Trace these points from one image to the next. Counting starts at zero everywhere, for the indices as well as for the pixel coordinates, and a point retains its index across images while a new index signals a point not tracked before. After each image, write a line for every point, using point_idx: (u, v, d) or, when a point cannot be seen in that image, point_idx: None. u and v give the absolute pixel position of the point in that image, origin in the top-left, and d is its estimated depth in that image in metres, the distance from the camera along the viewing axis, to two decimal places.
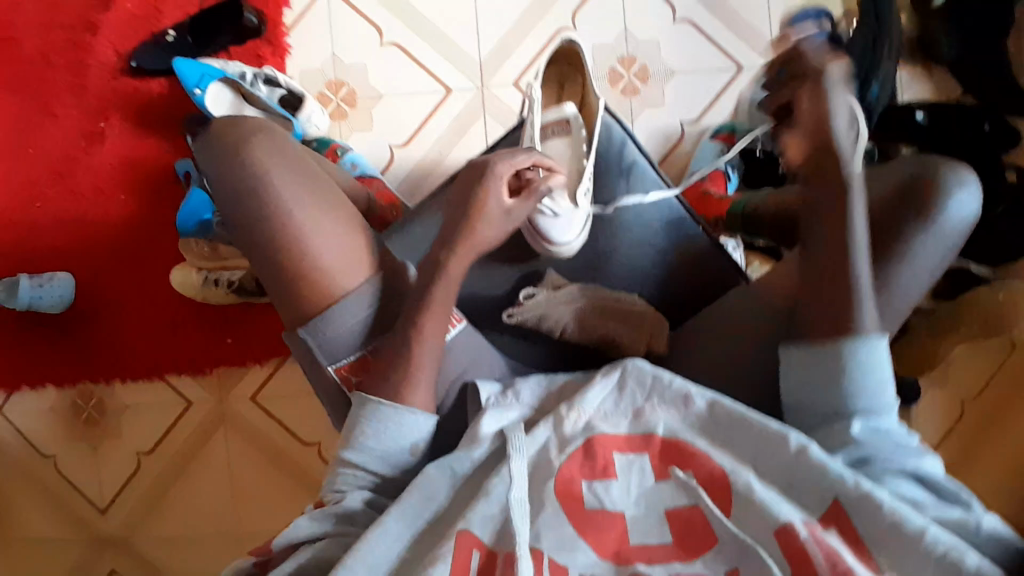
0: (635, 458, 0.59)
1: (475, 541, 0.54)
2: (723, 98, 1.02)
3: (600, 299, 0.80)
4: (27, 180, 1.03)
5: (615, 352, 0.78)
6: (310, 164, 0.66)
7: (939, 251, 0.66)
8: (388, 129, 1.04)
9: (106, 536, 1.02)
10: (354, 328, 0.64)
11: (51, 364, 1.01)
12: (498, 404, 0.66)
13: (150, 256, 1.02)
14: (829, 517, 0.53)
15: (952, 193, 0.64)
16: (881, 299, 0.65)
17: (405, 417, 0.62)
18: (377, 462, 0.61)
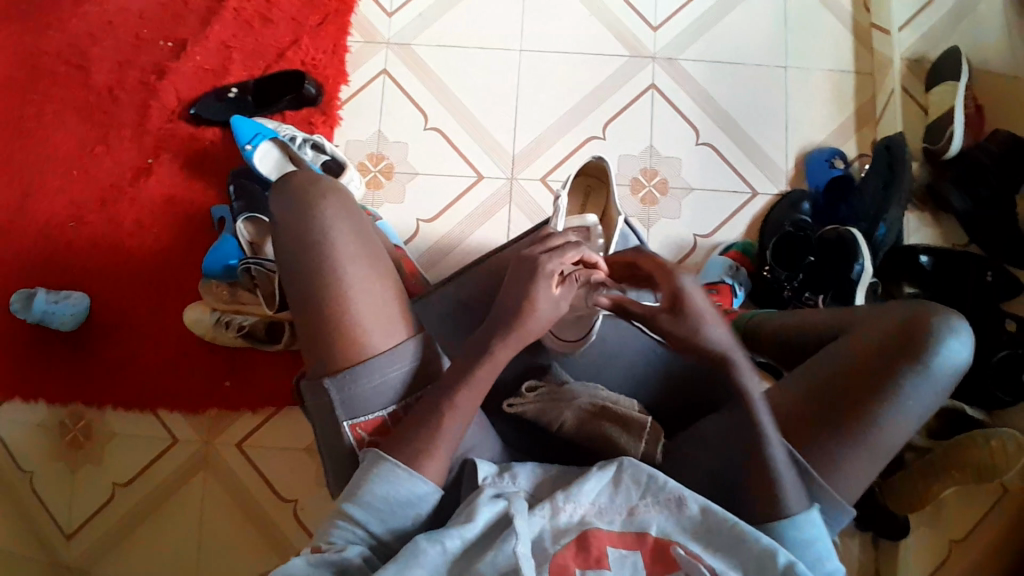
0: (626, 554, 0.61)
1: None
2: (737, 218, 1.08)
3: (600, 395, 0.77)
4: (68, 201, 1.07)
5: (610, 452, 0.74)
6: (370, 229, 0.73)
7: (930, 396, 0.69)
8: (418, 204, 1.09)
9: (63, 565, 0.97)
10: (381, 389, 0.68)
11: (50, 380, 1.02)
12: (495, 485, 0.66)
13: (169, 288, 1.05)
14: None
15: (945, 339, 0.69)
16: (871, 436, 0.67)
17: (415, 485, 0.64)
18: (378, 522, 0.63)
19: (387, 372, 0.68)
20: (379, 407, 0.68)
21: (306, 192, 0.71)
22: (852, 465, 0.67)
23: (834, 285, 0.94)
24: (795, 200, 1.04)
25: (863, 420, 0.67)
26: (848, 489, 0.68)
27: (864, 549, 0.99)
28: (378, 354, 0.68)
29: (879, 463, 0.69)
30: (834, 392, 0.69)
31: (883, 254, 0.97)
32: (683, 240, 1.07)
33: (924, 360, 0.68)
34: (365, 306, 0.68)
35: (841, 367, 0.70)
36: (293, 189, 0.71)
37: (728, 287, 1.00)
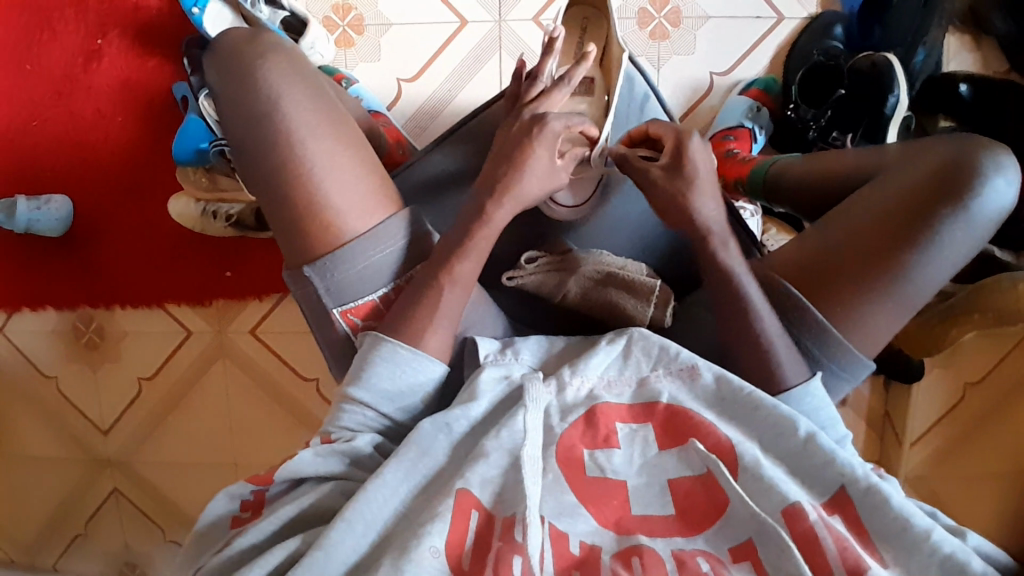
0: (638, 428, 0.58)
1: (474, 502, 0.52)
2: (758, 52, 0.95)
3: (603, 259, 0.72)
4: (21, 94, 0.99)
5: (621, 320, 0.71)
6: (327, 89, 0.65)
7: (968, 243, 0.62)
8: (397, 61, 0.98)
9: (108, 455, 1.04)
10: (371, 270, 0.63)
11: (53, 288, 1.01)
12: (497, 361, 0.64)
13: (149, 182, 1.00)
14: (834, 504, 0.54)
15: (990, 177, 0.61)
16: (896, 287, 0.62)
17: (422, 365, 0.60)
18: (387, 404, 0.59)
19: (377, 249, 0.63)
20: (370, 291, 0.64)
21: (242, 57, 0.62)
22: (874, 319, 0.63)
23: (865, 121, 0.84)
24: (826, 23, 0.90)
25: (888, 271, 0.62)
26: (868, 343, 0.64)
27: (875, 394, 0.99)
28: (357, 237, 0.62)
29: (906, 316, 0.64)
30: (862, 242, 0.63)
31: (919, 85, 0.86)
32: (697, 81, 0.95)
33: (965, 202, 0.60)
34: (331, 178, 0.61)
35: (868, 214, 0.63)
36: (229, 58, 0.63)
37: (747, 131, 0.91)
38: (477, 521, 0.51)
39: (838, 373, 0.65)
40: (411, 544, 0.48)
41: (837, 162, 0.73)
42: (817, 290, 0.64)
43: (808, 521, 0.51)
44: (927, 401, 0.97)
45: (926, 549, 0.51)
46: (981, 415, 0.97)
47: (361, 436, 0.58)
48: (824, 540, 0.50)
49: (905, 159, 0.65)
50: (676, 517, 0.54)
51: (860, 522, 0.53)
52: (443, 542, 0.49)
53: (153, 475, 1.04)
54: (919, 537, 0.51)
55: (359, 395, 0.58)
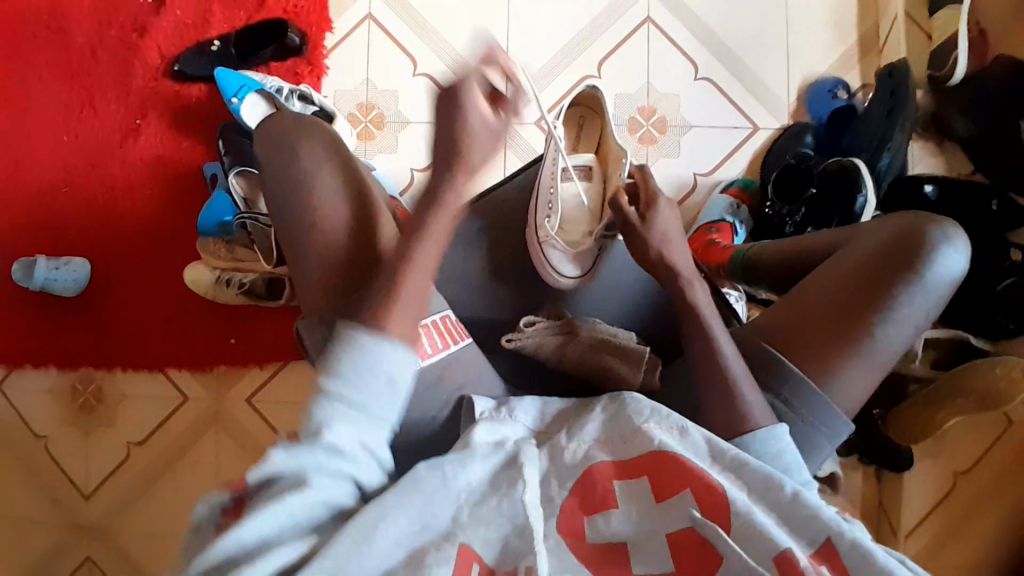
0: (633, 482, 0.54)
1: (475, 556, 0.49)
2: (737, 155, 1.06)
3: (598, 329, 0.75)
4: (61, 167, 1.07)
5: (611, 382, 0.74)
6: (351, 157, 0.71)
7: (926, 308, 0.67)
8: (412, 153, 1.08)
9: (85, 522, 1.01)
10: None
11: (58, 349, 1.04)
12: (492, 418, 0.62)
13: (169, 250, 1.06)
14: (821, 554, 0.50)
15: (941, 248, 0.67)
16: (863, 347, 0.66)
17: (387, 351, 0.52)
18: (365, 399, 0.51)
19: None
20: None
21: (281, 130, 0.70)
22: (848, 376, 0.67)
23: (836, 216, 0.92)
24: (799, 131, 1.02)
25: (856, 330, 0.66)
26: (845, 399, 0.68)
27: (866, 482, 0.99)
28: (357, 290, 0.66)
29: (878, 375, 0.68)
30: (828, 305, 0.68)
31: (887, 183, 0.96)
32: (682, 180, 1.05)
33: (921, 269, 0.67)
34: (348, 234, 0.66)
35: (835, 279, 0.69)
36: (272, 134, 0.71)
37: (728, 225, 0.99)
38: (478, 575, 0.49)
39: (821, 428, 0.68)
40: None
41: (811, 241, 0.79)
42: (794, 347, 0.68)
43: (799, 567, 0.47)
44: (920, 490, 0.97)
45: None
46: (976, 508, 0.97)
47: (338, 429, 0.50)
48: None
49: (864, 234, 0.72)
50: None
51: (850, 575, 0.49)
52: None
53: (127, 547, 1.01)
54: None
55: (334, 385, 0.50)
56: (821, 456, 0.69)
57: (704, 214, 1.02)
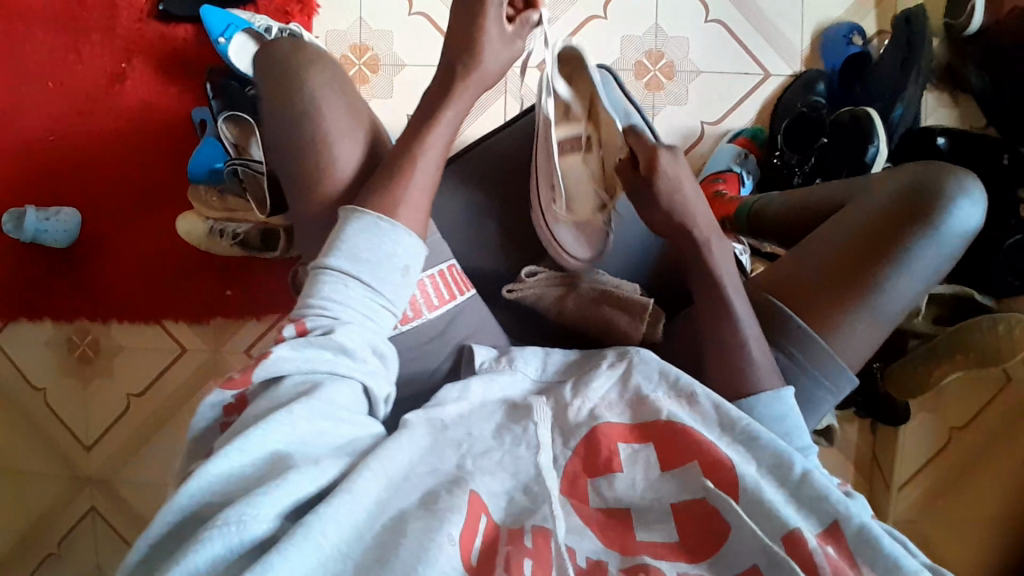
0: (639, 448, 0.53)
1: (484, 507, 0.47)
2: (748, 102, 1.02)
3: (602, 279, 0.74)
4: (43, 112, 1.02)
5: (613, 337, 0.72)
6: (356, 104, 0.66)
7: (937, 260, 0.65)
8: (408, 98, 1.03)
9: (88, 474, 1.02)
10: None
11: (51, 301, 1.02)
12: (492, 368, 0.62)
13: (160, 201, 1.03)
14: (829, 533, 0.49)
15: (958, 199, 0.65)
16: (873, 303, 0.64)
17: (396, 233, 0.53)
18: (370, 282, 0.52)
19: None
20: None
21: (286, 62, 0.64)
22: (853, 332, 0.65)
23: (846, 169, 0.90)
24: (810, 79, 0.98)
25: (865, 285, 0.64)
26: (850, 354, 0.66)
27: (862, 435, 1.01)
28: None
29: (882, 331, 0.66)
30: (838, 259, 0.66)
31: (900, 136, 0.92)
32: (689, 128, 1.02)
33: (933, 221, 0.64)
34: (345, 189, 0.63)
35: (845, 232, 0.67)
36: (274, 61, 0.65)
37: (735, 175, 0.97)
38: (486, 525, 0.46)
39: (822, 383, 0.66)
40: (427, 530, 0.42)
41: (817, 194, 0.77)
42: (800, 301, 0.66)
43: (808, 551, 0.46)
44: (913, 444, 0.99)
45: None
46: (968, 463, 0.98)
47: (349, 326, 0.50)
48: (816, 557, 0.46)
49: (877, 184, 0.69)
50: (679, 544, 0.48)
51: (851, 551, 0.48)
52: (458, 532, 0.43)
53: (131, 497, 1.01)
54: None
55: (342, 269, 0.51)
56: (821, 409, 0.68)
57: (710, 165, 1.00)
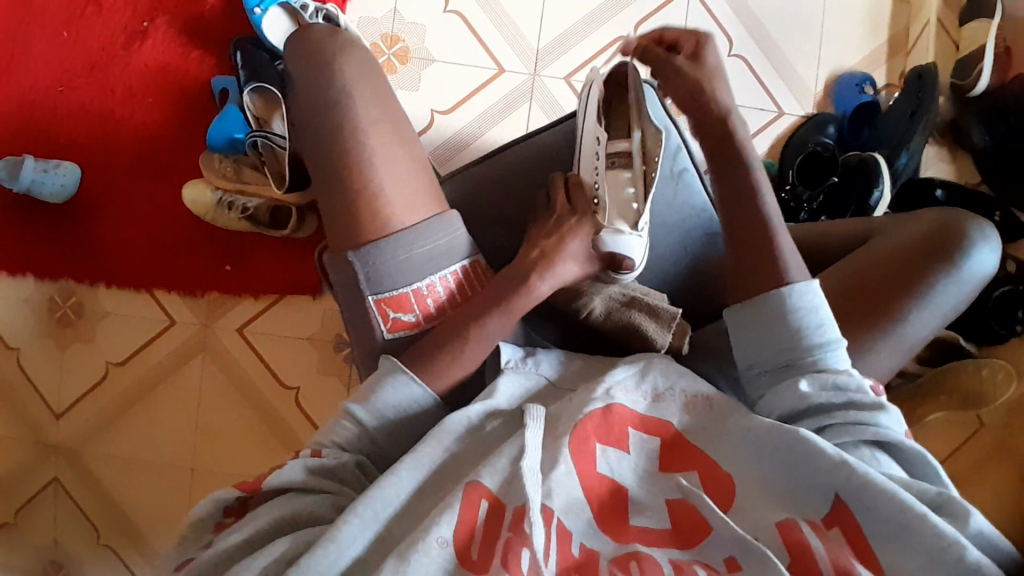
0: (646, 439, 0.57)
1: (485, 492, 0.53)
2: (761, 137, 1.06)
3: (630, 287, 0.77)
4: (54, 61, 0.99)
5: (637, 343, 0.74)
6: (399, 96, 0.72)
7: (956, 297, 0.70)
8: (434, 94, 1.04)
9: (54, 442, 0.96)
10: (401, 267, 0.70)
11: (36, 256, 0.97)
12: (517, 368, 0.68)
13: (166, 165, 0.99)
14: (832, 515, 0.52)
15: (976, 245, 0.70)
16: (896, 333, 0.68)
17: (408, 392, 0.67)
18: (378, 425, 0.66)
19: (411, 249, 0.70)
20: (404, 284, 0.71)
21: (323, 50, 0.71)
22: (875, 359, 0.68)
23: (851, 208, 0.94)
24: (822, 121, 1.03)
25: (889, 313, 0.68)
26: (873, 377, 0.69)
27: None
28: (391, 236, 0.70)
29: (900, 358, 0.70)
30: (864, 289, 0.69)
31: (901, 183, 0.97)
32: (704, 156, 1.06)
33: (956, 262, 0.69)
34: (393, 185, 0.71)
35: (877, 264, 0.70)
36: (313, 48, 0.72)
37: None
38: (486, 511, 0.52)
39: None
40: (419, 535, 0.50)
41: (836, 230, 0.81)
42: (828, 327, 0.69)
43: (799, 533, 0.50)
44: None
45: (921, 548, 0.48)
46: None
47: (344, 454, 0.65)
48: (815, 546, 0.49)
49: (900, 224, 0.74)
50: (672, 531, 0.53)
51: (858, 529, 0.51)
52: (449, 535, 0.50)
53: (99, 470, 0.96)
54: (914, 532, 0.48)
55: (358, 413, 0.66)
56: None
57: None
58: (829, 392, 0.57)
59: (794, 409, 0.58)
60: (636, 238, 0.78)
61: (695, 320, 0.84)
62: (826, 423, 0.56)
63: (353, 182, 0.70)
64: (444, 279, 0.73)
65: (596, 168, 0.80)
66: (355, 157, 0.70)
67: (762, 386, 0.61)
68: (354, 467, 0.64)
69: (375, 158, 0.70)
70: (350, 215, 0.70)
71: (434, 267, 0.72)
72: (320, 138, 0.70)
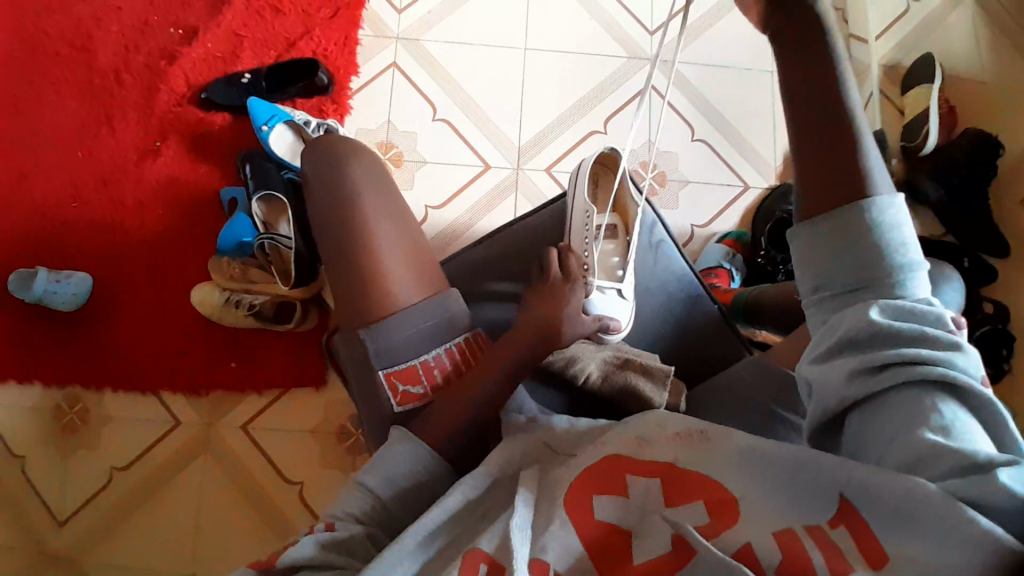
0: (645, 480, 0.58)
1: (482, 557, 0.56)
2: (731, 209, 1.15)
3: (622, 353, 0.83)
4: (72, 181, 1.07)
5: (635, 406, 0.78)
6: (394, 187, 0.82)
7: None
8: (427, 191, 1.12)
9: (53, 552, 0.94)
10: (410, 341, 0.75)
11: (43, 364, 0.99)
12: (523, 429, 0.71)
13: (175, 270, 1.04)
14: (838, 517, 0.48)
15: (944, 285, 0.76)
16: None
17: (414, 454, 0.70)
18: (389, 492, 0.68)
19: (419, 323, 0.75)
20: (413, 356, 0.76)
21: (336, 147, 0.80)
22: None
23: None
24: (785, 191, 1.10)
25: None
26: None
27: None
28: (403, 309, 0.75)
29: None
30: None
31: None
32: (681, 230, 1.14)
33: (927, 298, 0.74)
34: (392, 262, 0.76)
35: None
36: (325, 146, 0.80)
37: (726, 271, 1.07)
38: (484, 573, 0.55)
39: None
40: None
41: None
42: None
43: (801, 543, 0.48)
44: None
45: (928, 526, 0.43)
46: None
47: (356, 526, 0.66)
48: (813, 556, 0.46)
49: None
50: (670, 552, 0.52)
51: (867, 525, 0.47)
52: None
53: None
54: (919, 506, 0.44)
55: (368, 481, 0.68)
56: None
57: (702, 262, 1.10)
58: (901, 323, 0.49)
59: (857, 340, 0.50)
60: (623, 302, 0.90)
61: (686, 378, 0.88)
62: (891, 358, 0.48)
63: (358, 259, 0.75)
64: (448, 350, 0.77)
65: (587, 238, 0.91)
66: (360, 237, 0.76)
67: (824, 315, 0.53)
68: (365, 537, 0.66)
69: (378, 236, 0.76)
70: (356, 290, 0.75)
71: (438, 341, 0.77)
72: (326, 223, 0.77)
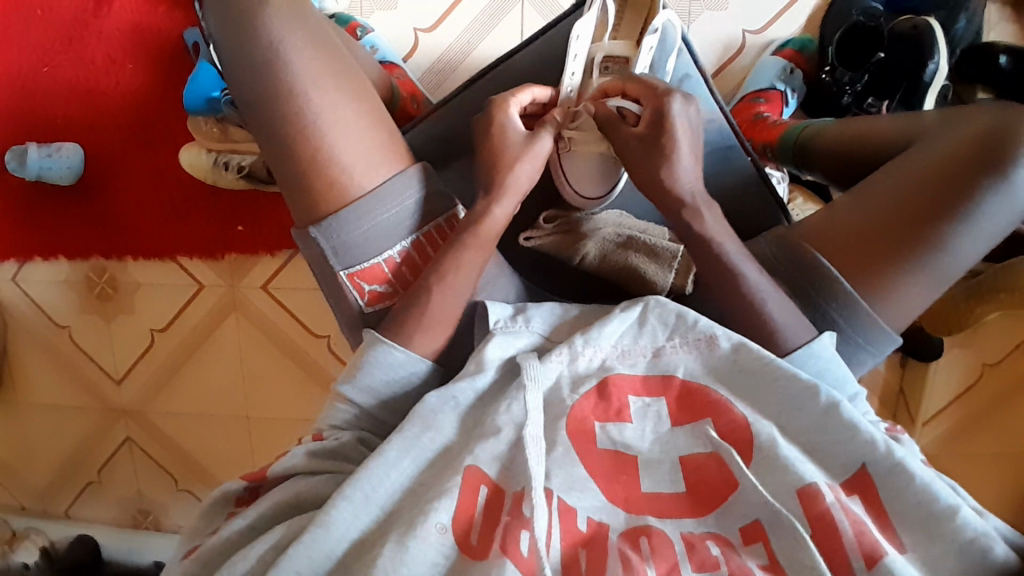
0: (651, 402, 0.54)
1: (482, 477, 0.49)
2: (799, 4, 0.93)
3: (625, 225, 0.69)
4: (35, 40, 0.98)
5: (639, 288, 0.68)
6: (331, 37, 0.63)
7: (1007, 215, 0.60)
8: (414, 11, 0.95)
9: (120, 405, 1.06)
10: (368, 236, 0.62)
11: (64, 239, 1.01)
12: (507, 329, 0.59)
13: (162, 134, 0.99)
14: (853, 483, 0.51)
15: None
16: (933, 263, 0.60)
17: (393, 360, 0.58)
18: (375, 402, 0.58)
19: (380, 211, 0.62)
20: (375, 254, 0.63)
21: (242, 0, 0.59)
22: (909, 292, 0.61)
23: (903, 86, 0.80)
24: None
25: (928, 244, 0.60)
26: (899, 318, 0.63)
27: (892, 369, 1.00)
28: (354, 201, 0.61)
29: (938, 291, 0.62)
30: (898, 225, 0.60)
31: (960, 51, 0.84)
32: (729, 38, 0.94)
33: (1007, 175, 0.58)
34: (346, 151, 0.61)
35: (905, 195, 0.61)
36: None
37: (778, 94, 0.89)
38: (485, 496, 0.49)
39: (866, 346, 0.63)
40: (416, 519, 0.46)
41: (877, 127, 0.69)
42: (854, 263, 0.62)
43: (823, 503, 0.48)
44: (943, 382, 1.00)
45: (948, 533, 0.47)
46: (998, 396, 1.00)
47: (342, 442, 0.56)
48: (840, 524, 0.47)
49: (944, 127, 0.63)
50: (687, 494, 0.51)
51: (881, 505, 0.50)
52: (448, 518, 0.46)
53: (167, 425, 1.06)
54: (943, 516, 0.48)
55: (348, 393, 0.57)
56: (860, 369, 0.65)
57: (750, 83, 0.91)
58: None
59: None
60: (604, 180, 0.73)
61: None
62: None
63: None
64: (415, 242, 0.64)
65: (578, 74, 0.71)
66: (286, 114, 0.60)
67: None
68: (356, 441, 0.56)
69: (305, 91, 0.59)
70: (300, 185, 0.61)
71: (400, 232, 0.63)
72: (248, 100, 0.60)
